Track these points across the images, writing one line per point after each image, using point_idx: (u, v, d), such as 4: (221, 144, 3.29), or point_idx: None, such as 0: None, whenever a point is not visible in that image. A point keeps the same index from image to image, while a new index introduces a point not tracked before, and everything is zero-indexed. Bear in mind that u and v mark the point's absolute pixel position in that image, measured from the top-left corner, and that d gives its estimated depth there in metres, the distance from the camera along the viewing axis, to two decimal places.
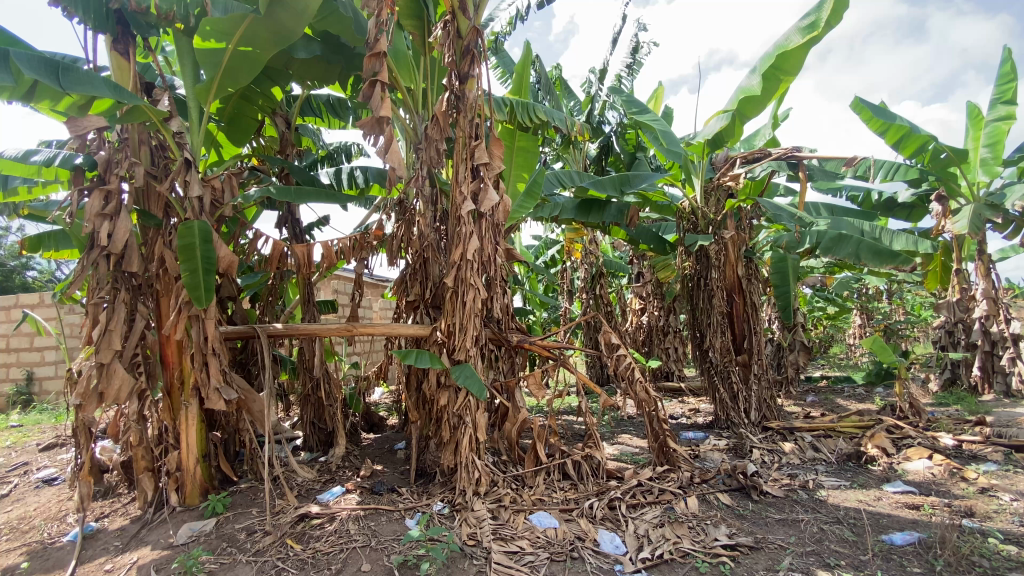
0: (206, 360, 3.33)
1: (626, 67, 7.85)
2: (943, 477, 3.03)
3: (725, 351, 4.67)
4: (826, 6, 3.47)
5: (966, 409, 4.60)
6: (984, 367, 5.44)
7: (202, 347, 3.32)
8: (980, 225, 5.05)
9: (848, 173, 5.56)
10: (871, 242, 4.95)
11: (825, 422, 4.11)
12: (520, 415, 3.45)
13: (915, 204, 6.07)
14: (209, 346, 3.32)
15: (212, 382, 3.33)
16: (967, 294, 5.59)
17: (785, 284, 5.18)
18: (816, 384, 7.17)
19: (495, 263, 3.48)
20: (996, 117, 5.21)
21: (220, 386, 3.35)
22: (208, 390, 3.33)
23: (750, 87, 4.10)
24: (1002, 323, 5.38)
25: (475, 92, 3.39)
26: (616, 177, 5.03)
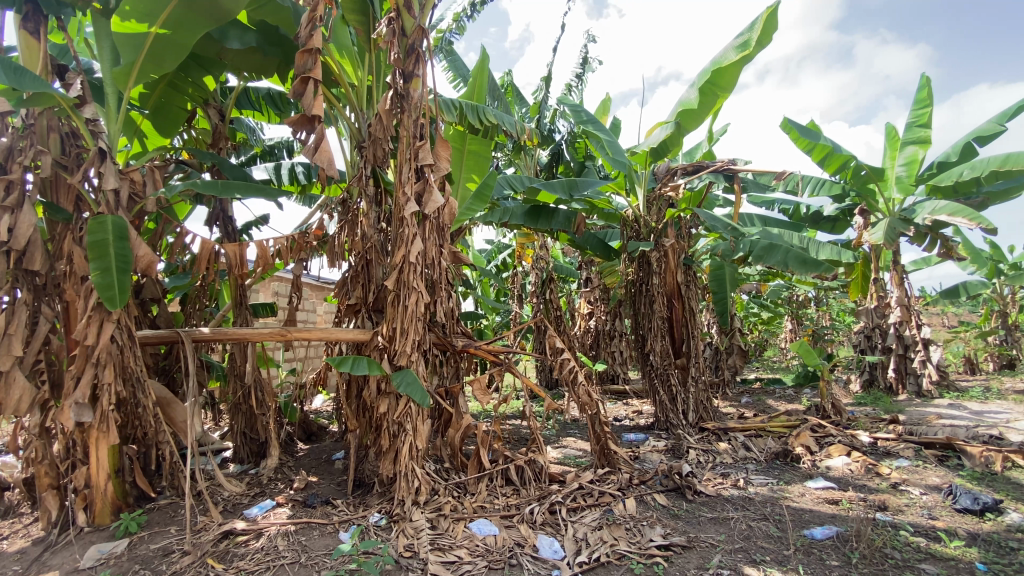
0: (82, 370, 2.96)
1: (575, 77, 8.01)
2: (860, 473, 3.23)
3: (665, 354, 4.81)
4: (757, 27, 3.68)
5: (881, 409, 4.94)
6: (897, 368, 5.89)
7: (88, 354, 2.99)
8: (894, 237, 5.47)
9: (779, 186, 5.89)
10: (799, 252, 5.25)
11: (756, 423, 4.32)
12: (463, 421, 3.40)
13: (838, 217, 6.51)
14: (93, 354, 2.97)
15: (74, 395, 2.92)
16: (883, 301, 6.05)
17: (722, 290, 5.43)
18: (750, 386, 7.54)
19: (439, 265, 3.42)
20: (912, 139, 5.67)
21: (79, 402, 2.92)
22: (64, 403, 2.92)
23: (689, 100, 4.27)
24: (913, 328, 5.84)
25: (420, 92, 3.30)
26: (564, 183, 5.06)
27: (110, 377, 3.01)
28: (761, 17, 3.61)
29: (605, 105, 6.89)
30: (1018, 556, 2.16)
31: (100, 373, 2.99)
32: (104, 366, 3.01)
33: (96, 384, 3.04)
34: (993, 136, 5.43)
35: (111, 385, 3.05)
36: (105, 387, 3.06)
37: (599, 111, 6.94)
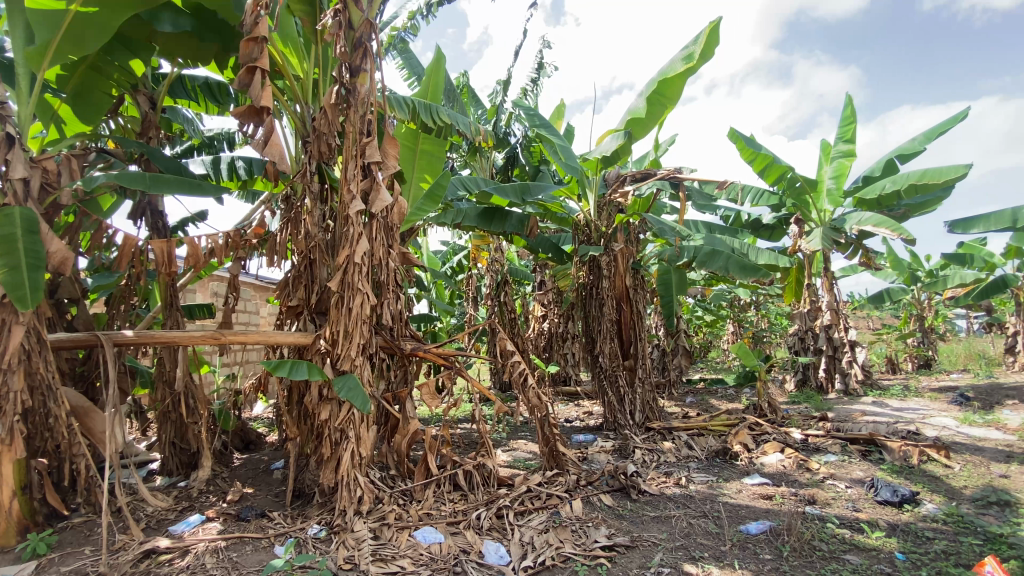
0: None
1: (531, 82, 8.07)
2: (792, 468, 3.39)
3: (614, 356, 4.90)
4: (700, 41, 3.82)
5: (813, 407, 5.24)
6: (828, 369, 6.26)
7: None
8: (828, 246, 5.81)
9: (722, 195, 6.15)
10: (738, 258, 5.50)
11: (699, 422, 4.47)
12: (411, 426, 3.32)
13: (775, 225, 6.86)
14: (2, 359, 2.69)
15: None
16: (815, 305, 6.42)
17: (669, 295, 5.72)
18: (695, 386, 7.82)
19: (387, 266, 3.32)
20: (840, 153, 6.04)
21: None
22: None
23: (638, 107, 4.38)
24: (841, 331, 6.24)
25: (368, 87, 3.21)
26: (517, 185, 5.05)
27: (21, 385, 2.75)
28: (705, 31, 3.76)
29: (559, 111, 6.97)
30: (931, 544, 2.32)
31: (10, 381, 2.71)
32: (14, 373, 2.74)
33: (4, 393, 2.75)
34: (911, 154, 5.88)
35: (21, 394, 2.77)
36: (14, 396, 2.77)
37: (553, 116, 7.02)
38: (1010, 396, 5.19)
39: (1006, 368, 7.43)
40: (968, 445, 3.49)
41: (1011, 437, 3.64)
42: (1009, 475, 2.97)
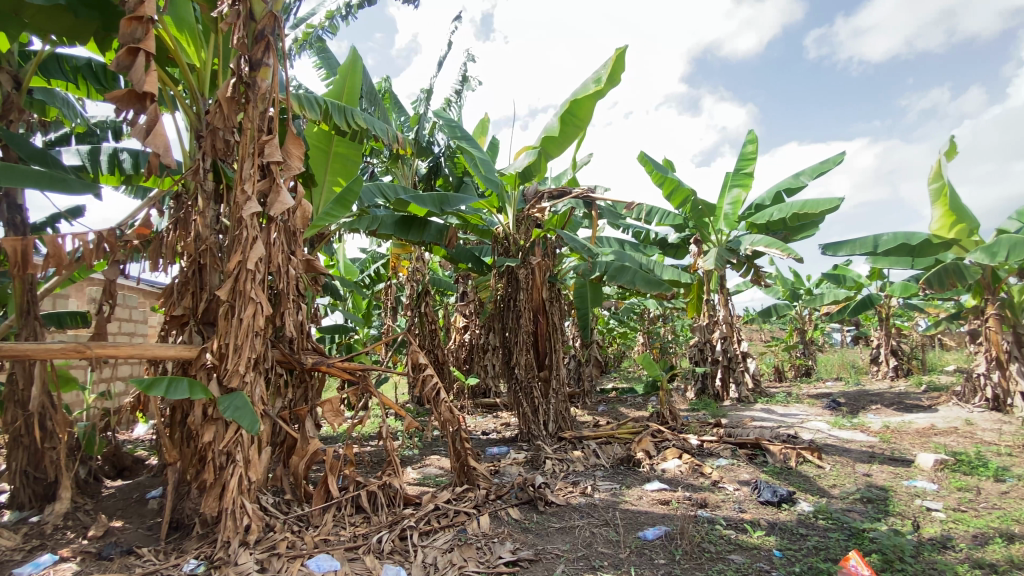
0: None
1: (455, 93, 8.07)
2: (688, 473, 3.59)
3: (529, 367, 4.96)
4: (607, 66, 4.02)
5: (709, 414, 5.64)
6: (724, 378, 6.77)
7: None
8: (721, 264, 6.32)
9: (630, 215, 6.51)
10: (644, 273, 5.82)
11: (607, 430, 4.63)
12: (311, 446, 3.12)
13: (679, 245, 7.36)
14: None
15: None
16: (713, 319, 6.94)
17: (585, 306, 6.18)
18: (607, 395, 8.12)
19: (287, 274, 3.12)
20: (738, 184, 6.63)
21: None
22: None
23: (552, 126, 4.51)
24: (735, 343, 6.80)
25: (270, 83, 3.02)
26: (436, 194, 4.97)
27: None
28: (612, 57, 3.96)
29: (483, 125, 7.01)
30: (805, 540, 2.53)
31: None
32: None
33: None
34: (796, 187, 6.57)
35: None
36: None
37: (477, 130, 7.05)
38: (871, 401, 5.89)
39: (869, 376, 8.47)
40: (837, 447, 3.90)
41: (871, 438, 4.12)
42: (868, 473, 3.34)
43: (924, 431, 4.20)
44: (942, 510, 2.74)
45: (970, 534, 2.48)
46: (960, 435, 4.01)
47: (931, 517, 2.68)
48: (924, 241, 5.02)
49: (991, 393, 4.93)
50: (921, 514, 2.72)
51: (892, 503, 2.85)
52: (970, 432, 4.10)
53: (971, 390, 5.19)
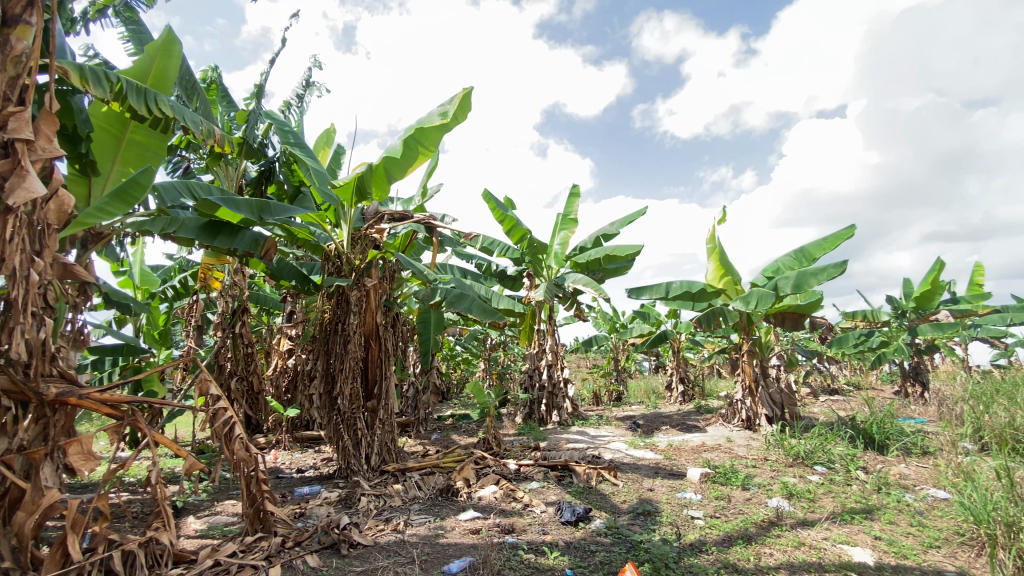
0: None
1: (295, 97, 7.52)
2: (500, 499, 3.68)
3: (353, 398, 4.66)
4: (454, 103, 4.15)
5: (531, 437, 5.96)
6: (548, 404, 7.22)
7: None
8: (551, 297, 6.81)
9: (471, 245, 6.70)
10: (481, 301, 5.94)
11: (432, 460, 4.56)
12: (45, 499, 2.43)
13: (516, 277, 7.76)
14: None
15: None
16: (542, 348, 7.39)
17: (427, 332, 6.18)
18: (442, 423, 8.06)
19: (27, 280, 2.48)
20: (564, 224, 7.33)
21: None
22: None
23: (394, 149, 4.43)
24: (559, 370, 7.32)
25: (28, 44, 2.43)
26: (252, 201, 4.44)
27: None
28: (458, 95, 4.09)
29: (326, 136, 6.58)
30: (594, 556, 2.76)
31: None
32: None
33: None
34: (613, 235, 7.46)
35: None
36: None
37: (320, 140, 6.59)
38: (663, 422, 6.84)
39: (666, 400, 9.84)
40: (631, 465, 4.40)
41: (658, 455, 4.74)
42: (652, 488, 3.81)
43: (697, 447, 4.97)
44: (702, 518, 3.24)
45: (719, 537, 2.96)
46: (722, 450, 4.83)
47: (694, 524, 3.14)
48: (702, 289, 6.09)
49: (745, 414, 6.07)
50: (686, 522, 3.17)
51: (667, 514, 3.28)
52: (729, 447, 4.97)
53: (732, 412, 6.32)
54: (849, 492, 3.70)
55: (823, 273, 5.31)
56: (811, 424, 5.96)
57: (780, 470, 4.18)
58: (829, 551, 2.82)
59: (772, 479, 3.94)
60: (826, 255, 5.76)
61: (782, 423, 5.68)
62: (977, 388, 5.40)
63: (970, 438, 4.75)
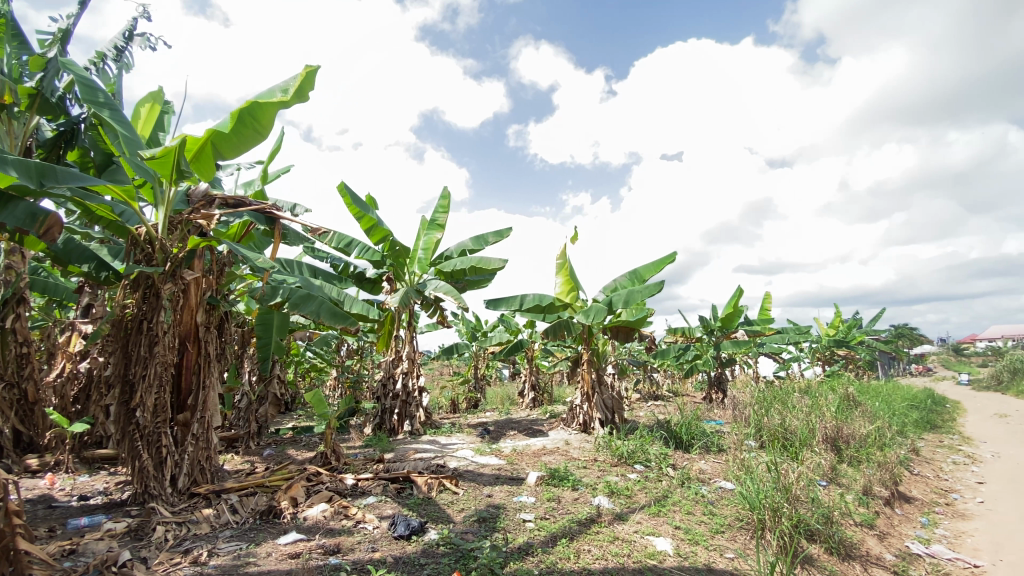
0: None
1: (112, 49, 6.30)
2: (330, 518, 3.41)
3: (159, 410, 3.97)
4: (296, 79, 3.83)
5: (377, 449, 5.69)
6: (400, 413, 6.95)
7: None
8: (408, 303, 6.57)
9: (324, 242, 6.24)
10: (331, 305, 5.54)
11: (256, 479, 4.06)
12: None
13: (376, 281, 7.42)
14: None
15: None
16: (398, 355, 7.12)
17: (268, 336, 5.60)
18: (280, 436, 7.30)
19: None
20: (430, 231, 7.20)
21: None
22: None
23: (223, 122, 3.96)
24: (414, 379, 7.10)
25: None
26: (32, 163, 3.56)
27: None
28: (300, 71, 3.79)
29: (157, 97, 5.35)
30: (422, 569, 2.68)
31: None
32: None
33: None
34: (478, 248, 7.51)
35: None
36: None
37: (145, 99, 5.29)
38: (513, 429, 7.06)
39: (518, 408, 10.20)
40: (474, 472, 4.42)
41: (501, 461, 4.86)
42: (490, 494, 3.87)
43: (538, 451, 5.20)
44: (533, 520, 3.36)
45: (545, 537, 3.09)
46: (559, 453, 5.13)
47: (525, 527, 3.24)
48: (551, 302, 6.46)
49: (582, 419, 6.56)
50: (518, 526, 3.26)
51: (501, 520, 3.33)
52: (566, 450, 5.30)
53: (571, 417, 6.77)
54: (660, 487, 4.17)
55: (648, 292, 5.99)
56: (635, 427, 6.66)
57: (606, 470, 4.56)
58: (639, 543, 3.13)
59: (598, 479, 4.28)
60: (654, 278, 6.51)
61: (612, 426, 6.24)
62: (761, 395, 6.53)
63: (752, 437, 5.71)
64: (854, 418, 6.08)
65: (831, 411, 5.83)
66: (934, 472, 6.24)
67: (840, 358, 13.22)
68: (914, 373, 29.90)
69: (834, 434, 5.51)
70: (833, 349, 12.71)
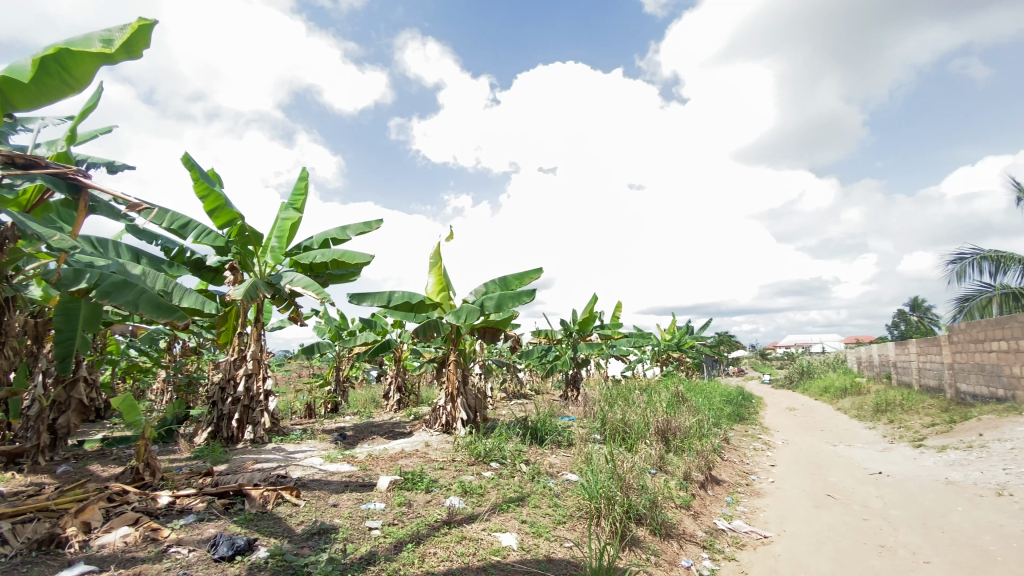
0: None
1: None
2: (134, 544, 2.92)
3: None
4: (124, 31, 3.24)
5: (209, 460, 5.05)
6: (240, 419, 6.25)
7: None
8: (253, 298, 5.85)
9: (151, 220, 5.42)
10: (155, 295, 4.73)
11: (35, 502, 3.31)
12: None
13: (219, 270, 6.63)
14: None
15: None
16: (241, 355, 6.36)
17: (70, 330, 4.64)
18: (83, 450, 6.10)
19: None
20: (286, 217, 6.62)
21: None
22: None
23: (19, 66, 3.22)
24: (260, 381, 6.38)
25: None
26: None
27: None
28: (131, 23, 3.21)
29: None
30: None
31: None
32: None
33: None
34: (342, 238, 7.07)
35: None
36: None
37: None
38: (372, 432, 6.78)
39: (381, 410, 9.83)
40: (320, 481, 4.12)
41: (353, 467, 4.62)
42: (336, 503, 3.64)
43: (395, 455, 5.05)
44: (380, 527, 3.23)
45: (390, 544, 3.00)
46: (417, 456, 5.03)
47: (369, 535, 3.10)
48: (420, 301, 6.34)
49: (445, 419, 6.56)
50: (362, 535, 3.11)
51: (343, 530, 3.15)
52: (424, 451, 5.23)
53: (434, 417, 6.72)
54: (511, 484, 4.31)
55: (517, 298, 6.19)
56: (495, 425, 6.83)
57: (462, 470, 4.59)
58: (485, 540, 3.20)
59: (453, 479, 4.29)
60: (521, 285, 6.76)
61: (473, 426, 6.30)
62: (608, 393, 7.14)
63: (598, 431, 6.22)
64: (681, 413, 6.94)
65: (664, 407, 6.58)
66: (739, 458, 7.40)
67: (675, 360, 15.04)
68: (731, 374, 35.26)
69: (665, 427, 6.23)
70: (670, 352, 14.44)
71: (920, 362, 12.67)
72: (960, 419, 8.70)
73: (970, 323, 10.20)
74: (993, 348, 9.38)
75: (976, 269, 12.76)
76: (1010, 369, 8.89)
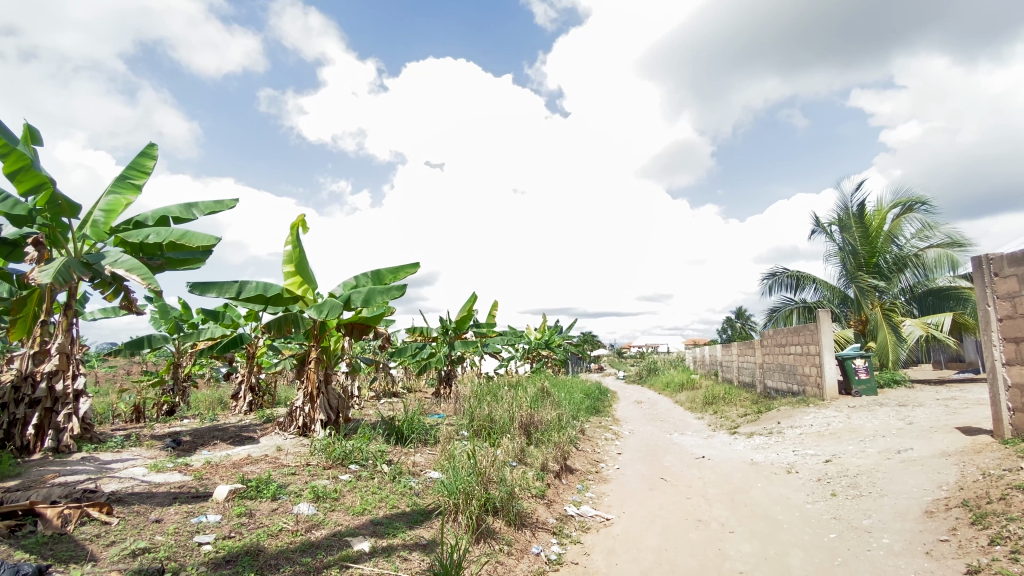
0: None
1: None
2: None
3: None
4: None
5: None
6: (38, 425, 5.21)
7: None
8: (62, 284, 4.84)
9: None
10: None
11: None
12: None
13: (18, 243, 5.44)
14: None
15: None
16: (44, 348, 5.31)
17: None
18: None
19: None
20: (116, 190, 5.73)
21: None
22: None
23: None
24: (68, 380, 5.38)
25: None
26: None
27: None
28: None
29: None
30: None
31: None
32: None
33: None
34: (186, 216, 6.24)
35: None
36: None
37: None
38: (213, 437, 6.12)
39: (228, 413, 8.88)
40: (141, 495, 3.61)
41: (185, 477, 4.14)
42: (160, 518, 3.24)
43: (239, 462, 4.62)
44: (211, 542, 2.95)
45: (225, 561, 2.76)
46: (265, 462, 4.65)
47: (198, 552, 2.83)
48: (277, 293, 5.90)
49: (301, 421, 6.18)
50: (189, 552, 2.82)
51: (166, 548, 2.82)
52: (275, 457, 4.86)
53: (289, 420, 6.33)
54: (369, 486, 4.21)
55: (386, 291, 6.03)
56: (358, 426, 6.59)
57: (316, 474, 4.35)
58: (335, 546, 3.10)
59: (304, 485, 4.05)
60: (396, 279, 6.62)
61: (333, 427, 6.01)
62: (478, 390, 7.32)
63: (465, 428, 6.35)
64: (544, 408, 7.38)
65: (528, 403, 6.93)
66: (592, 448, 8.08)
67: (543, 358, 15.91)
68: (592, 372, 38.17)
69: (528, 421, 6.57)
70: (539, 349, 15.22)
71: (740, 362, 14.97)
72: (765, 409, 10.49)
73: (777, 330, 12.31)
74: (791, 351, 11.44)
75: (785, 284, 15.37)
76: (803, 368, 10.91)
